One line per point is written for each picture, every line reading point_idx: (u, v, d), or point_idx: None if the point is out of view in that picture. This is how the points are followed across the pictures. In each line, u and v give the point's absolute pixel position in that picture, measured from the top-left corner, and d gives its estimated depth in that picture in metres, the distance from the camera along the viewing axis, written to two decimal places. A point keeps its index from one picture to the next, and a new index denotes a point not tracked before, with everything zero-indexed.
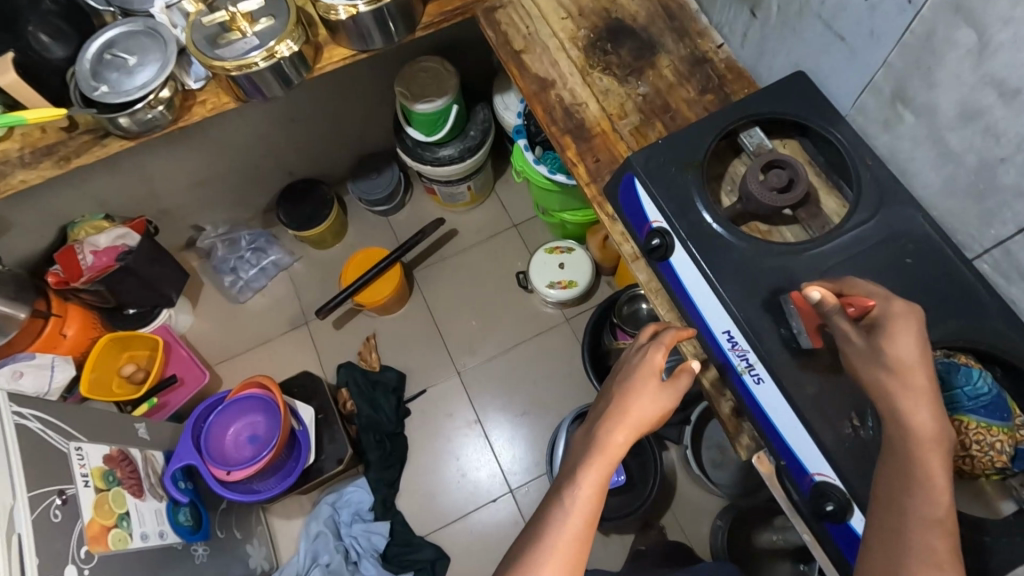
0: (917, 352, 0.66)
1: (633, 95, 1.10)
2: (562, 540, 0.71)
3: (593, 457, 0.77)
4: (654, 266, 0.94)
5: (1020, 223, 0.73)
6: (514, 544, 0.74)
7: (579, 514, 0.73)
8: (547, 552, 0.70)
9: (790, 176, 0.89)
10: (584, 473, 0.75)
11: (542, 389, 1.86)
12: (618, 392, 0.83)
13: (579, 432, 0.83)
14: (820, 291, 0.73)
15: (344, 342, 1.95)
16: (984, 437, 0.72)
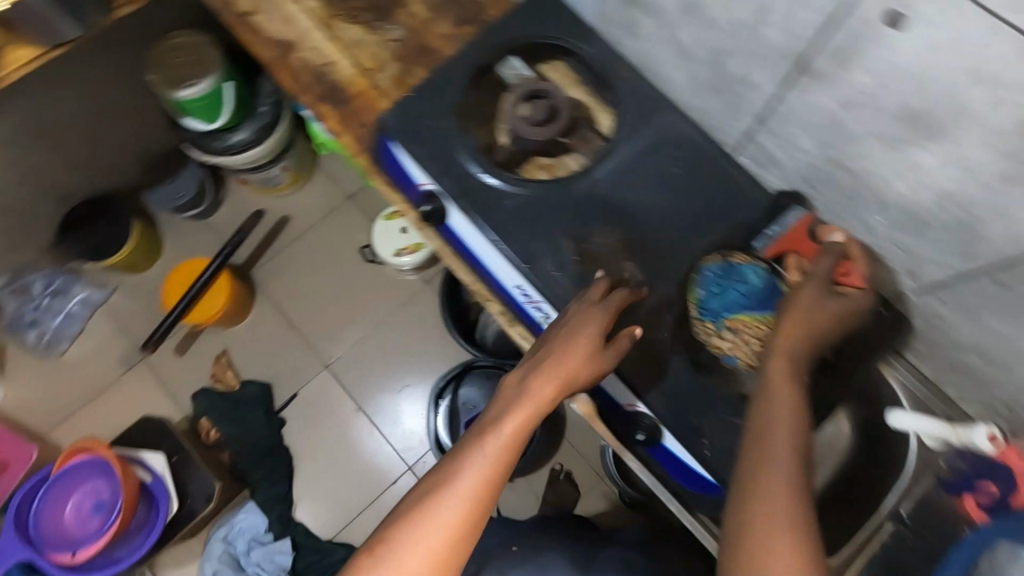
0: (837, 314, 0.66)
1: (387, 42, 0.97)
2: (440, 523, 0.58)
3: (507, 415, 0.64)
4: (436, 230, 0.87)
5: (756, 112, 0.72)
6: (397, 506, 0.60)
7: (470, 495, 0.59)
8: (418, 531, 0.57)
9: (550, 107, 0.84)
10: (487, 442, 0.62)
11: (420, 359, 1.76)
12: (559, 341, 0.68)
13: (509, 382, 0.68)
14: (841, 236, 0.73)
15: (192, 367, 1.74)
16: (724, 334, 0.75)
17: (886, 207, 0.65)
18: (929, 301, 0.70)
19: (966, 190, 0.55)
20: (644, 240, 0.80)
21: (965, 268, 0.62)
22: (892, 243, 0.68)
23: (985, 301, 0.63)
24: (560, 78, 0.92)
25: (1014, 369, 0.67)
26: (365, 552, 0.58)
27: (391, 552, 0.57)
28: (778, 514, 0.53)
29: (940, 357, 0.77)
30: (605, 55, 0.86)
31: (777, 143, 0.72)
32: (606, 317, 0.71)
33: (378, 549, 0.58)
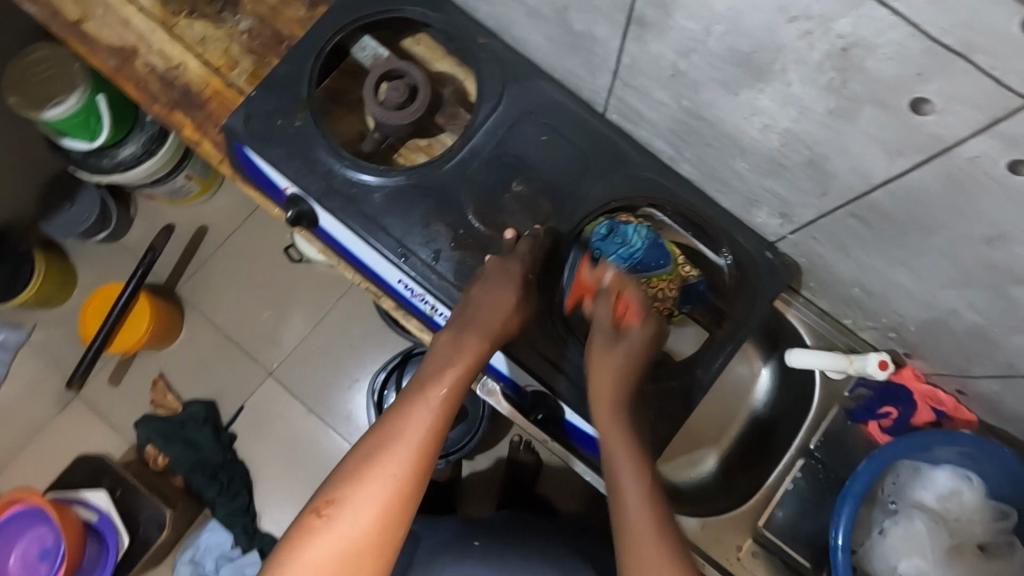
0: (630, 353, 0.68)
1: (235, 34, 0.90)
2: (390, 473, 0.56)
3: (446, 366, 0.65)
4: (312, 232, 0.82)
5: (610, 67, 0.68)
6: (340, 465, 0.58)
7: (415, 444, 0.58)
8: (368, 483, 0.55)
9: (408, 86, 0.78)
10: (428, 393, 0.62)
11: (371, 351, 1.59)
12: (477, 297, 0.69)
13: (443, 333, 0.69)
14: (609, 273, 0.70)
15: (127, 399, 1.57)
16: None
17: (744, 152, 0.62)
18: (805, 239, 0.69)
19: (803, 128, 0.53)
20: (524, 214, 0.76)
21: (824, 206, 0.61)
22: (760, 187, 0.66)
23: (849, 235, 0.62)
24: (426, 52, 0.87)
25: (890, 297, 0.67)
26: (309, 516, 0.55)
27: (336, 511, 0.54)
28: (642, 539, 0.56)
29: (829, 292, 0.77)
30: (459, 22, 0.81)
31: (635, 97, 0.69)
32: (519, 272, 0.71)
33: (327, 510, 0.54)
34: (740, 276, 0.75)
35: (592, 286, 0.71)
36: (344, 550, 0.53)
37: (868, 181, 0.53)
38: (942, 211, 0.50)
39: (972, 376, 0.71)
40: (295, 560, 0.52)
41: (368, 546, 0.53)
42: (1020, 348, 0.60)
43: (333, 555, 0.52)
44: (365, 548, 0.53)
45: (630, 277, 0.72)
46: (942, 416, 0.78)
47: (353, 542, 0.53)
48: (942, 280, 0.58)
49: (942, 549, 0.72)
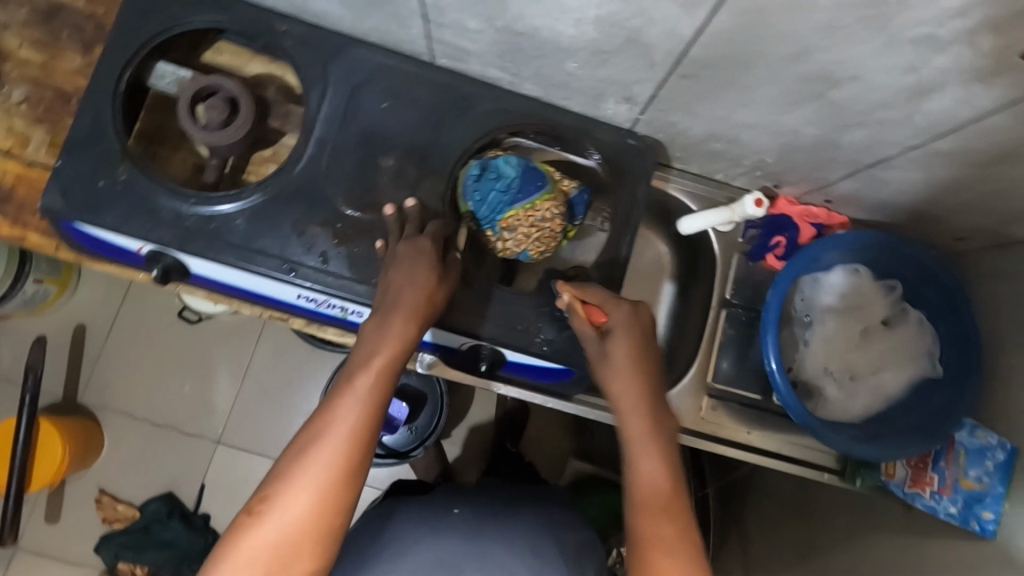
0: (627, 357, 0.63)
1: (13, 107, 0.80)
2: (322, 462, 0.53)
3: (374, 352, 0.60)
4: (188, 283, 0.76)
5: (417, 12, 0.66)
6: (276, 461, 0.55)
7: (347, 435, 0.55)
8: (299, 475, 0.53)
9: (227, 101, 0.73)
10: (358, 381, 0.58)
11: (311, 377, 1.55)
12: (394, 280, 0.66)
13: (369, 319, 0.64)
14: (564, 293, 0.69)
15: (74, 528, 1.44)
16: (505, 236, 0.75)
17: (569, 52, 0.64)
18: (655, 114, 0.72)
19: (610, 10, 0.54)
20: (396, 187, 0.74)
21: (656, 76, 0.64)
22: (597, 80, 0.68)
23: (688, 94, 0.66)
24: (233, 59, 0.82)
25: (740, 139, 0.73)
26: (243, 514, 0.52)
27: (267, 507, 0.52)
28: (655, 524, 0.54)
29: (694, 155, 0.82)
30: (252, 15, 0.75)
31: (455, 34, 0.68)
32: (429, 246, 0.68)
33: (259, 508, 0.52)
34: (615, 170, 0.79)
35: (572, 299, 0.69)
36: (283, 544, 0.51)
37: (682, 40, 0.56)
38: (751, 44, 0.54)
39: (831, 183, 0.79)
40: (230, 561, 0.50)
41: (306, 535, 0.52)
42: (855, 143, 0.66)
43: (270, 548, 0.51)
44: (303, 538, 0.52)
45: (595, 291, 0.69)
46: (820, 228, 0.86)
47: (290, 535, 0.51)
48: (775, 107, 0.63)
49: (856, 335, 0.82)
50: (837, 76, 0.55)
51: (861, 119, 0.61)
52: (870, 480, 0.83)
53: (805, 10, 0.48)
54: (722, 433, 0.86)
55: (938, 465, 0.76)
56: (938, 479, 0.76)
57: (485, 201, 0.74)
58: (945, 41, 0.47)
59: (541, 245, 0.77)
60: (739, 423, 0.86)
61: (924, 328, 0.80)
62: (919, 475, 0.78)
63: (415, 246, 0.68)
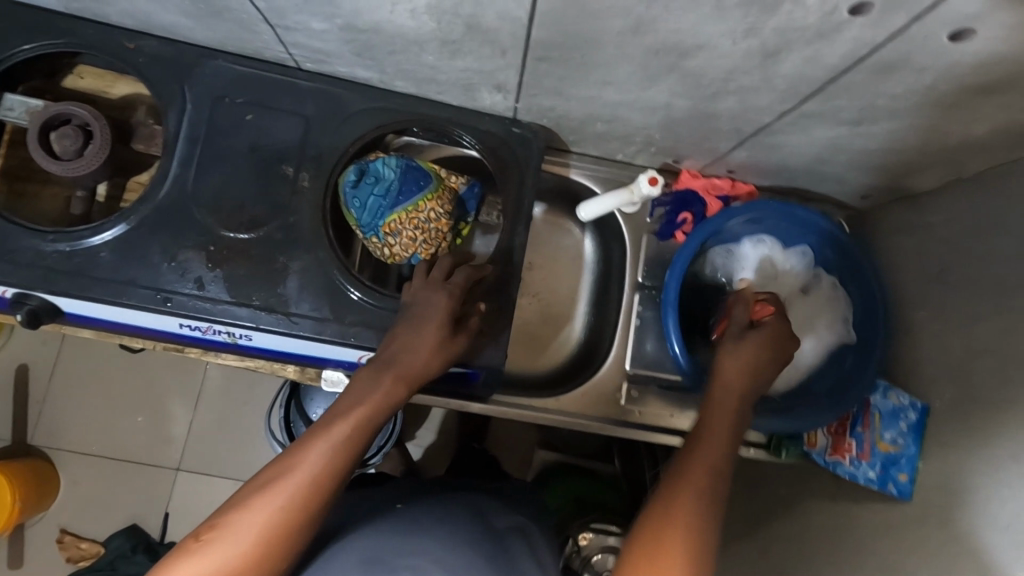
0: (756, 353, 0.62)
1: None
2: (282, 497, 0.51)
3: (362, 400, 0.59)
4: (66, 322, 0.72)
5: (258, 16, 0.62)
6: (236, 491, 0.53)
7: (314, 473, 0.53)
8: (254, 506, 0.50)
9: (81, 128, 0.70)
10: (340, 425, 0.57)
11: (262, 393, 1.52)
12: (407, 328, 0.66)
13: (364, 369, 0.63)
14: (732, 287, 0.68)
15: (36, 573, 1.41)
16: (390, 241, 0.72)
17: (419, 44, 0.61)
18: (530, 100, 0.70)
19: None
20: (271, 201, 0.71)
21: (513, 62, 0.61)
22: (459, 70, 0.65)
23: (551, 77, 0.63)
24: (96, 83, 0.77)
25: (620, 118, 0.70)
26: (189, 539, 0.49)
27: (216, 535, 0.49)
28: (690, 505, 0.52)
29: (586, 137, 0.79)
30: (97, 36, 0.71)
31: (304, 36, 0.64)
32: (445, 304, 0.67)
33: (207, 535, 0.49)
34: (501, 160, 0.76)
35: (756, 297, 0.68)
36: None
37: (520, 24, 0.53)
38: (586, 21, 0.51)
39: (725, 153, 0.77)
40: None
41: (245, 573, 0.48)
42: (730, 112, 0.64)
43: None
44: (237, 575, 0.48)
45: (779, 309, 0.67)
46: (727, 199, 0.84)
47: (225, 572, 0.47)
48: (640, 82, 0.60)
49: None
50: (684, 46, 0.52)
51: (726, 88, 0.59)
52: (794, 450, 0.82)
53: None
54: (646, 418, 0.84)
55: (856, 431, 0.76)
56: (856, 444, 0.75)
57: (365, 207, 0.72)
58: (770, 2, 0.45)
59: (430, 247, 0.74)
60: (662, 406, 0.85)
61: (838, 292, 0.80)
62: (839, 442, 0.77)
63: (434, 288, 0.68)
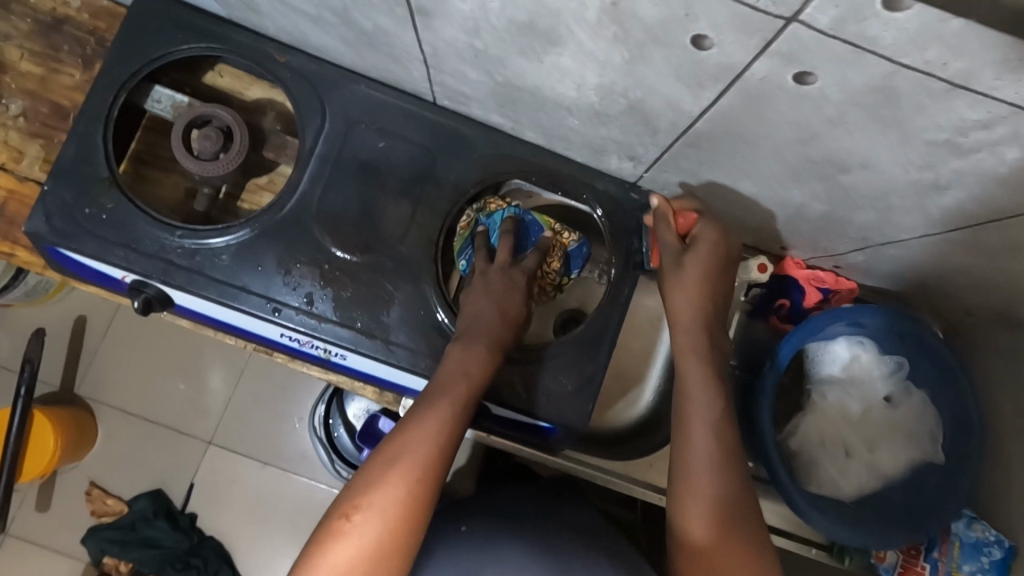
0: (701, 279, 0.65)
1: (9, 120, 0.79)
2: (414, 468, 0.54)
3: (458, 377, 0.62)
4: (169, 311, 0.75)
5: (416, 57, 0.63)
6: (360, 469, 0.55)
7: (435, 445, 0.56)
8: (388, 482, 0.52)
9: (219, 131, 0.71)
10: (447, 398, 0.59)
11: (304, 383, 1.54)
12: (477, 301, 0.68)
13: (453, 344, 0.65)
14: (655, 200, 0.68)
15: (62, 520, 1.44)
16: None
17: (571, 110, 0.61)
18: (659, 173, 0.70)
19: (612, 80, 0.52)
20: (387, 229, 0.72)
21: (660, 142, 0.61)
22: (599, 137, 0.65)
23: (691, 160, 0.63)
24: (232, 82, 0.80)
25: (745, 205, 0.70)
26: (335, 521, 0.51)
27: (363, 515, 0.51)
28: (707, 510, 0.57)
29: None
30: (249, 44, 0.73)
31: (454, 81, 0.65)
32: (522, 281, 0.71)
33: (354, 514, 0.51)
34: (614, 225, 0.76)
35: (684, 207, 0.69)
36: (371, 553, 0.50)
37: (686, 114, 0.53)
38: (755, 125, 0.51)
39: (840, 252, 0.76)
40: (322, 565, 0.49)
41: (394, 543, 0.51)
42: (864, 223, 0.64)
43: (362, 557, 0.50)
44: (390, 545, 0.51)
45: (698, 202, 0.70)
46: (828, 292, 0.82)
47: (379, 543, 0.50)
48: (781, 181, 0.60)
49: (855, 411, 0.79)
50: (848, 163, 0.52)
51: (871, 204, 0.58)
52: (858, 559, 0.78)
53: (816, 103, 0.44)
54: None
55: (930, 555, 0.74)
56: (930, 569, 0.74)
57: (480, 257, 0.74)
58: (965, 147, 0.44)
59: (541, 291, 0.76)
60: None
61: (927, 409, 0.77)
62: (910, 563, 0.75)
63: (501, 279, 0.70)
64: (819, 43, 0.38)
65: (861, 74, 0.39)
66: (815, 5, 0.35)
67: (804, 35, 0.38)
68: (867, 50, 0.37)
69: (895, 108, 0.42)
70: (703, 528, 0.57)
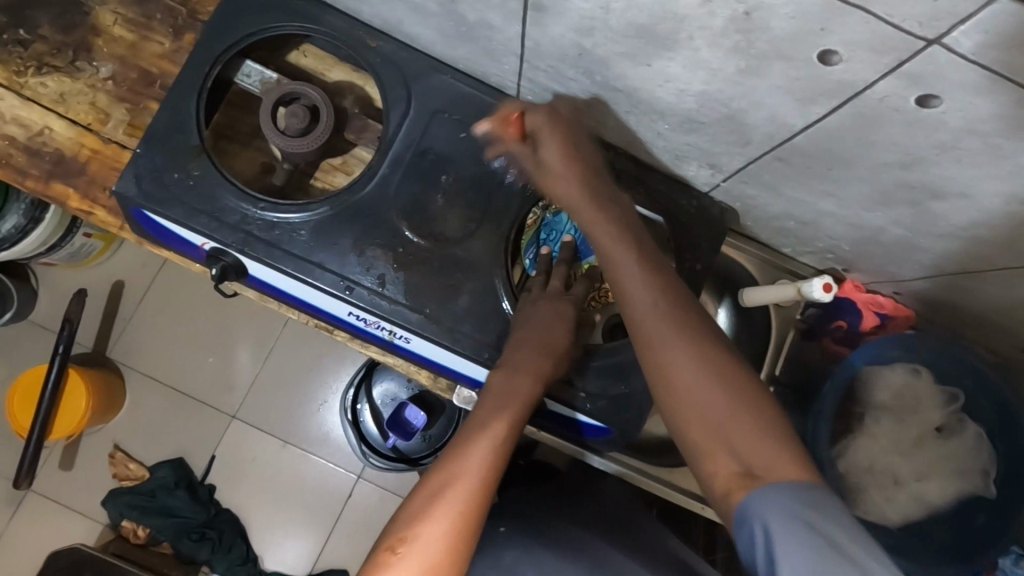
0: (564, 160, 0.64)
1: (98, 82, 0.81)
2: (456, 497, 0.53)
3: (501, 405, 0.60)
4: (241, 281, 0.76)
5: (512, 51, 0.65)
6: (405, 502, 0.54)
7: (480, 472, 0.54)
8: (438, 511, 0.52)
9: (307, 108, 0.73)
10: (490, 425, 0.58)
11: (330, 365, 1.52)
12: (529, 330, 0.67)
13: (494, 372, 0.64)
14: (483, 123, 0.71)
15: (84, 480, 1.45)
16: None
17: (663, 114, 0.62)
18: (735, 184, 0.70)
19: (717, 89, 0.53)
20: (462, 219, 0.74)
21: (748, 153, 0.62)
22: (684, 144, 0.66)
23: (775, 174, 0.64)
24: (316, 63, 0.81)
25: (820, 225, 0.70)
26: (381, 555, 0.51)
27: (407, 547, 0.50)
28: (691, 379, 0.49)
29: (764, 228, 0.78)
30: (342, 27, 0.75)
31: (546, 77, 0.66)
32: (568, 312, 0.69)
33: (399, 548, 0.51)
34: (685, 227, 0.74)
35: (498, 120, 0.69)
36: None
37: (787, 128, 0.54)
38: (857, 145, 0.52)
39: (905, 279, 0.76)
40: None
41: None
42: (942, 250, 0.64)
43: None
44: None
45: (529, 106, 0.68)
46: (883, 317, 0.83)
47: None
48: (865, 203, 0.61)
49: (907, 440, 0.79)
50: (945, 191, 0.53)
51: (956, 231, 0.59)
52: None
53: (933, 127, 0.45)
54: None
55: None
56: None
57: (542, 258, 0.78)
58: None
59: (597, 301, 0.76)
60: None
61: (981, 443, 0.77)
62: None
63: (558, 300, 0.69)
64: (955, 68, 0.39)
65: (988, 100, 0.41)
66: (963, 29, 0.36)
67: (941, 57, 0.39)
68: (1005, 77, 0.38)
69: (1014, 136, 0.43)
70: (685, 397, 0.49)
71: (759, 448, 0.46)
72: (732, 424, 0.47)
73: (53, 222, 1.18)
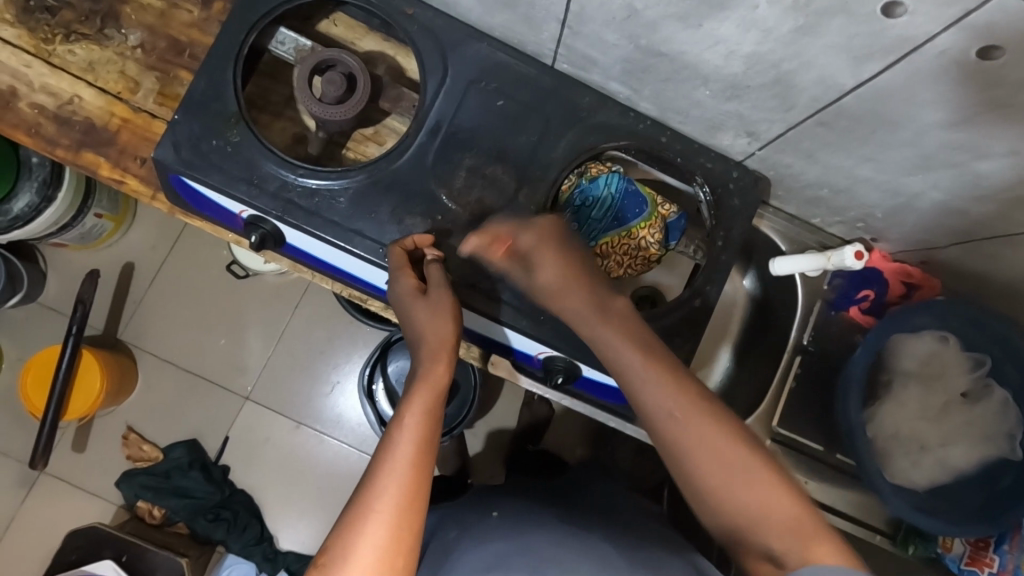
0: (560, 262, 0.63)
1: (127, 51, 0.80)
2: (382, 509, 0.50)
3: (413, 394, 0.57)
4: (277, 250, 0.77)
5: (555, 16, 0.65)
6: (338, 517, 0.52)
7: (405, 476, 0.52)
8: (369, 526, 0.50)
9: (344, 77, 0.72)
10: (405, 422, 0.55)
11: (344, 345, 1.51)
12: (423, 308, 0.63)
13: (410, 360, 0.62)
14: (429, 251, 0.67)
15: (98, 461, 1.44)
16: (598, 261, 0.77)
17: (707, 80, 0.63)
18: (772, 153, 0.71)
19: (769, 49, 0.54)
20: (499, 188, 0.73)
21: (792, 118, 0.63)
22: (722, 112, 0.67)
23: (816, 141, 0.64)
24: (346, 32, 0.81)
25: (855, 192, 0.71)
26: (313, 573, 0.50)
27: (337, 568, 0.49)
28: (721, 477, 0.50)
29: (796, 198, 0.79)
30: None
31: (587, 44, 0.67)
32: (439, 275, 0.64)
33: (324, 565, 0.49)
34: (721, 196, 0.74)
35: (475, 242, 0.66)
36: None
37: (836, 89, 0.55)
38: (907, 103, 0.53)
39: (935, 247, 0.77)
40: None
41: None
42: (980, 214, 0.65)
43: None
44: None
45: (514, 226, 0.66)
46: (909, 288, 0.84)
47: None
48: (906, 166, 0.62)
49: (935, 406, 0.81)
50: (990, 150, 0.55)
51: (996, 192, 0.60)
52: (922, 550, 0.83)
53: (987, 80, 0.47)
54: None
55: (998, 548, 0.76)
56: (998, 561, 0.75)
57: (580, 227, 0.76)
58: None
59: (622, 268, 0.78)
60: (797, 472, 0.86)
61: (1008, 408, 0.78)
62: (978, 555, 0.78)
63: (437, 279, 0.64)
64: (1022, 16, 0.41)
65: None
66: None
67: (1009, 6, 0.40)
68: None
69: None
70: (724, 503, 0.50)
71: (790, 541, 0.47)
72: (763, 523, 0.48)
73: (65, 201, 1.17)
